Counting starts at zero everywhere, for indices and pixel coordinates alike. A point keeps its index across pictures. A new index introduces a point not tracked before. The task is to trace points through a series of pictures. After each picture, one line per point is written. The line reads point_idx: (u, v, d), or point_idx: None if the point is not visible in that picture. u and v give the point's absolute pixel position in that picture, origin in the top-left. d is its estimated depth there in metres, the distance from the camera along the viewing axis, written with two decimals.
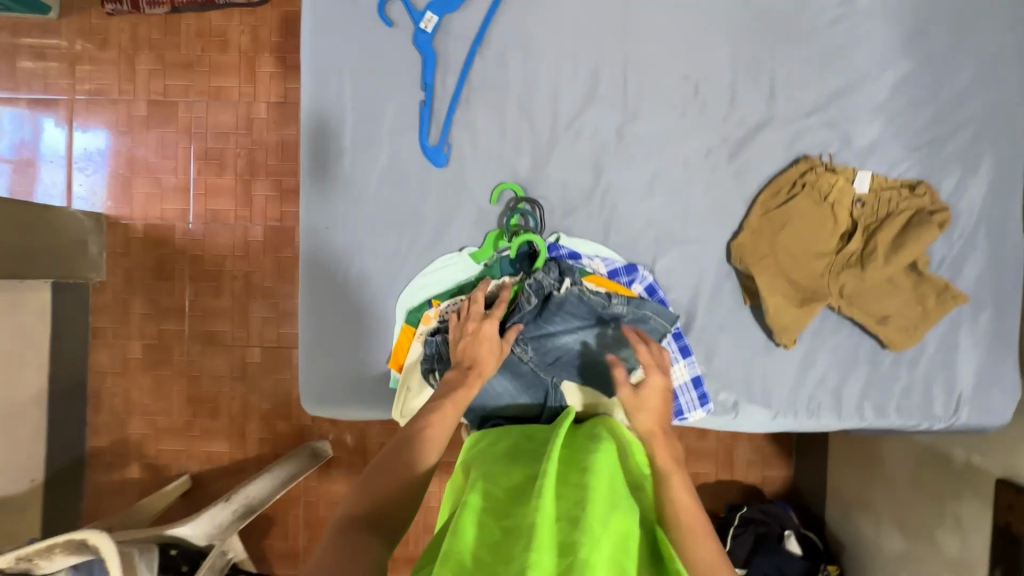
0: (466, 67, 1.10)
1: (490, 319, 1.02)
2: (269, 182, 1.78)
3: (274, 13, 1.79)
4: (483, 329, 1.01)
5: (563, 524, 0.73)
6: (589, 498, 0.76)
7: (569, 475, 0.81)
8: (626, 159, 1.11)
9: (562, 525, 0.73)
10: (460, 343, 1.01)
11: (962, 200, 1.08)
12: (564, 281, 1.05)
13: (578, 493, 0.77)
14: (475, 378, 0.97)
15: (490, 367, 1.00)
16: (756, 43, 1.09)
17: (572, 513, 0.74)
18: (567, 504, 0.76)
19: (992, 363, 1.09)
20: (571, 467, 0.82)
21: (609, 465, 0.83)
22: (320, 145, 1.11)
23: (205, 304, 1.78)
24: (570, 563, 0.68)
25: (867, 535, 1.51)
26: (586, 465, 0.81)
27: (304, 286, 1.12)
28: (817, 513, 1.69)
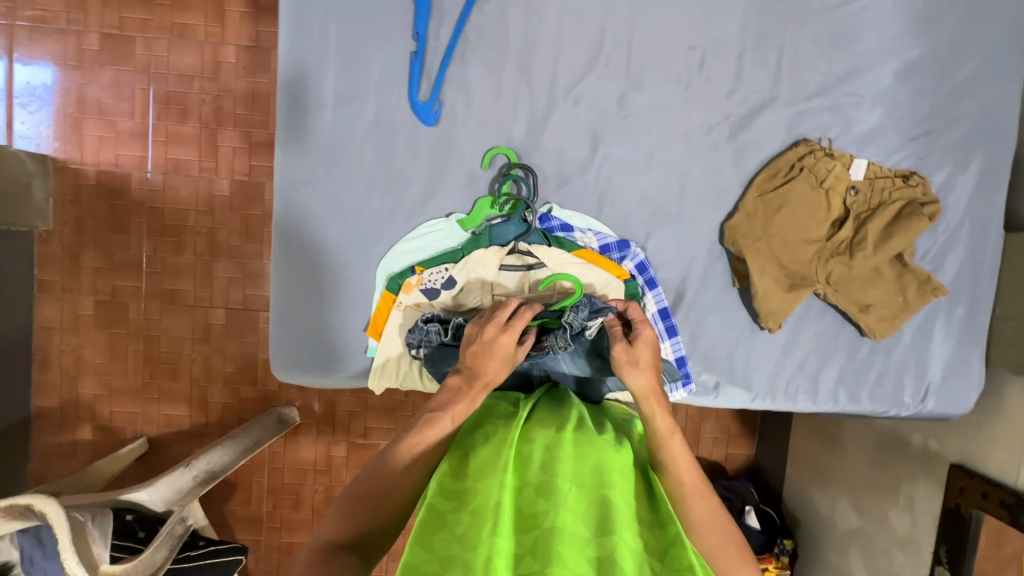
0: (463, 18, 1.02)
1: (511, 330, 0.89)
2: (237, 133, 1.65)
3: None
4: (502, 338, 0.89)
5: (529, 494, 0.73)
6: (553, 462, 0.77)
7: (533, 436, 0.81)
8: (626, 131, 1.06)
9: (529, 494, 0.73)
10: (470, 347, 0.90)
11: (950, 194, 1.09)
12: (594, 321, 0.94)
13: (542, 458, 0.78)
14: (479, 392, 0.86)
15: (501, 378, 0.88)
16: (768, 17, 1.05)
17: (541, 479, 0.75)
18: (533, 470, 0.76)
19: (961, 354, 1.13)
20: (533, 428, 0.83)
21: (572, 420, 0.84)
22: (300, 94, 1.02)
23: (165, 260, 1.67)
24: (537, 536, 0.69)
25: (821, 513, 1.51)
26: (546, 428, 0.82)
27: (277, 247, 1.04)
28: (775, 489, 1.66)
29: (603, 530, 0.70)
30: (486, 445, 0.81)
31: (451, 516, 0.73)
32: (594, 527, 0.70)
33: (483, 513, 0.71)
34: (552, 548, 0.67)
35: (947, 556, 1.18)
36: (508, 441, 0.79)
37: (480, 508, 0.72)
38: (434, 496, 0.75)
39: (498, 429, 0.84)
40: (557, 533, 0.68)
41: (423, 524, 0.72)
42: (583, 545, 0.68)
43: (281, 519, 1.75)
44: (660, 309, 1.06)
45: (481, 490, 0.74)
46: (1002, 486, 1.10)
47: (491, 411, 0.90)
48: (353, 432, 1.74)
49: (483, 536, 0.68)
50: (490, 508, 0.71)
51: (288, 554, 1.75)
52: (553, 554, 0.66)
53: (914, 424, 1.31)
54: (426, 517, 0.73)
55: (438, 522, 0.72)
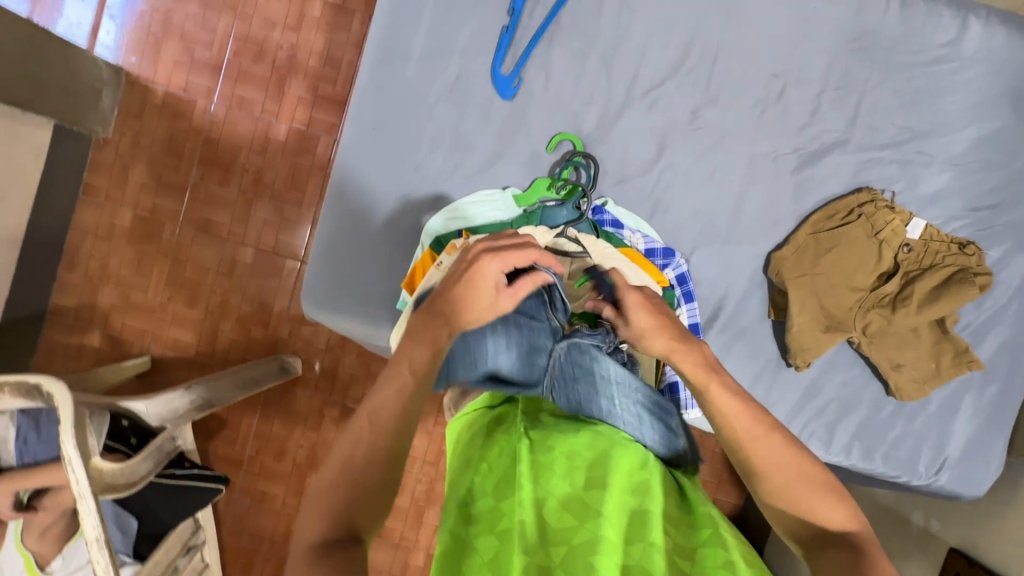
0: (559, 4, 1.05)
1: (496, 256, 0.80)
2: (305, 83, 1.69)
3: None
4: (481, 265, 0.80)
5: (554, 508, 0.69)
6: (573, 471, 0.73)
7: (552, 442, 0.76)
8: (693, 142, 1.07)
9: (553, 509, 0.69)
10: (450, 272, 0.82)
11: (1003, 271, 1.08)
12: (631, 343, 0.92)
13: (563, 467, 0.73)
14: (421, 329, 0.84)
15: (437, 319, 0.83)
16: (854, 62, 1.06)
17: (563, 490, 0.71)
18: (557, 482, 0.72)
19: (984, 435, 1.10)
20: (549, 433, 0.77)
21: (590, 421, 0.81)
22: (387, 44, 1.05)
23: (209, 190, 1.70)
24: (569, 552, 0.65)
25: None
26: (562, 432, 0.78)
27: (332, 186, 1.06)
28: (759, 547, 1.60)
29: (638, 537, 0.67)
30: (500, 455, 0.77)
31: (473, 537, 0.67)
32: (629, 534, 0.68)
33: (509, 532, 0.67)
34: (587, 563, 0.63)
35: None
36: (521, 450, 0.75)
37: (502, 526, 0.67)
38: (454, 521, 0.70)
39: (508, 436, 0.79)
40: (592, 546, 0.65)
41: (446, 555, 0.67)
42: (619, 551, 0.66)
43: (261, 467, 1.73)
44: (691, 324, 1.06)
45: (503, 509, 0.69)
46: None
47: (501, 419, 0.84)
48: (352, 396, 1.74)
49: (513, 557, 0.64)
50: (515, 528, 0.67)
51: (260, 503, 1.73)
52: (589, 565, 0.63)
53: (917, 502, 1.28)
54: (449, 543, 0.68)
55: (461, 547, 0.67)
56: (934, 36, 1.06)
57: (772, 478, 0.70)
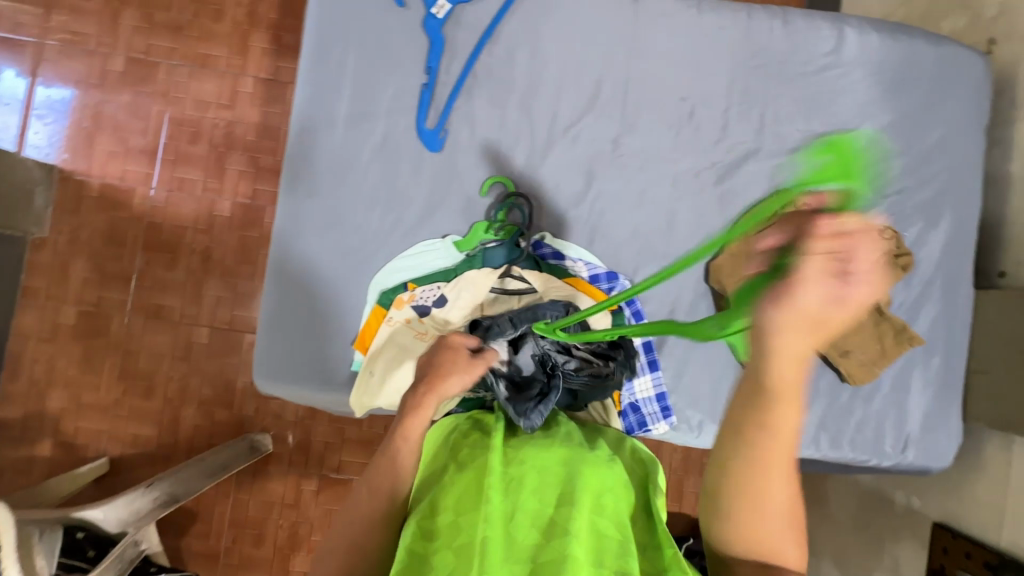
0: (472, 58, 1.11)
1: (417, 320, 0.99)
2: (245, 157, 1.70)
3: None
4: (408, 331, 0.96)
5: (522, 525, 0.69)
6: (543, 487, 0.73)
7: (523, 458, 0.77)
8: (619, 170, 1.12)
9: (520, 522, 0.69)
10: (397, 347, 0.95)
11: (922, 249, 1.15)
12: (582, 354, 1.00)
13: (531, 482, 0.74)
14: (430, 398, 0.83)
15: (452, 387, 0.84)
16: (754, 76, 1.14)
17: (531, 506, 0.71)
18: (525, 496, 0.72)
19: (939, 407, 1.14)
20: (520, 450, 0.78)
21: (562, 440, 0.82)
22: (312, 113, 1.08)
23: (156, 275, 1.67)
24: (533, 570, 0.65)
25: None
26: (534, 450, 0.78)
27: (274, 256, 1.07)
28: None
29: (603, 555, 0.66)
30: (470, 469, 0.77)
31: (435, 557, 0.68)
32: (596, 553, 0.67)
33: (469, 549, 0.67)
34: None
35: None
36: (491, 465, 0.75)
37: (465, 545, 0.67)
38: (413, 540, 0.70)
39: (476, 456, 0.79)
40: (557, 564, 0.64)
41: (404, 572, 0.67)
42: (585, 571, 0.64)
43: (240, 556, 1.63)
44: (644, 343, 1.09)
45: (466, 525, 0.69)
46: (985, 546, 1.11)
47: (469, 439, 0.84)
48: (328, 465, 1.67)
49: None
50: (477, 543, 0.66)
51: None
52: None
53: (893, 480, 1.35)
54: (406, 562, 0.68)
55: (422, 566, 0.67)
56: (818, 47, 1.15)
57: (761, 509, 0.66)
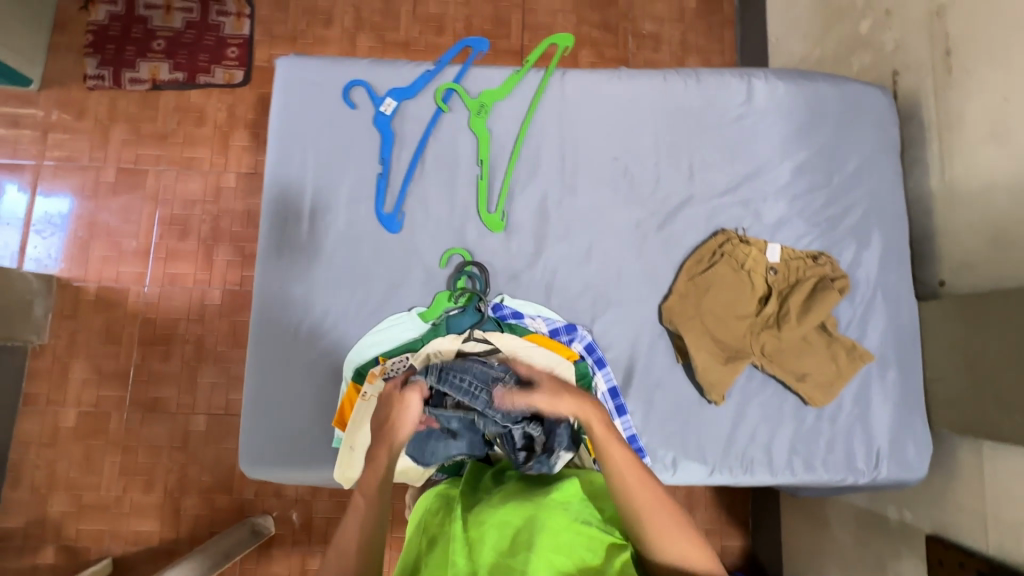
0: (421, 146, 1.22)
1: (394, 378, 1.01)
2: (231, 247, 1.81)
3: (251, 94, 1.91)
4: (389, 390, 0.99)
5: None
6: (504, 541, 0.82)
7: (483, 519, 0.84)
8: (565, 229, 1.21)
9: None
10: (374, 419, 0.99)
11: (859, 269, 1.22)
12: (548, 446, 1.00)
13: (494, 541, 0.82)
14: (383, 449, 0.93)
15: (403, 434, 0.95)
16: (677, 132, 1.26)
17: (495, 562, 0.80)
18: (488, 554, 0.81)
19: (903, 418, 1.17)
20: (480, 511, 0.86)
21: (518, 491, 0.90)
22: (280, 211, 1.18)
23: (152, 369, 1.73)
24: None
25: None
26: (492, 508, 0.86)
27: (252, 345, 1.14)
28: None
29: None
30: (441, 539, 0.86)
31: None
32: None
33: None
34: None
35: None
36: (455, 534, 0.83)
37: None
38: None
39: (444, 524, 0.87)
40: None
41: None
42: None
43: None
44: (610, 388, 1.14)
45: None
46: (974, 554, 1.12)
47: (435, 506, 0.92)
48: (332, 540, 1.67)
49: None
50: None
51: None
52: None
53: (887, 497, 1.36)
54: None
55: None
56: (732, 99, 1.27)
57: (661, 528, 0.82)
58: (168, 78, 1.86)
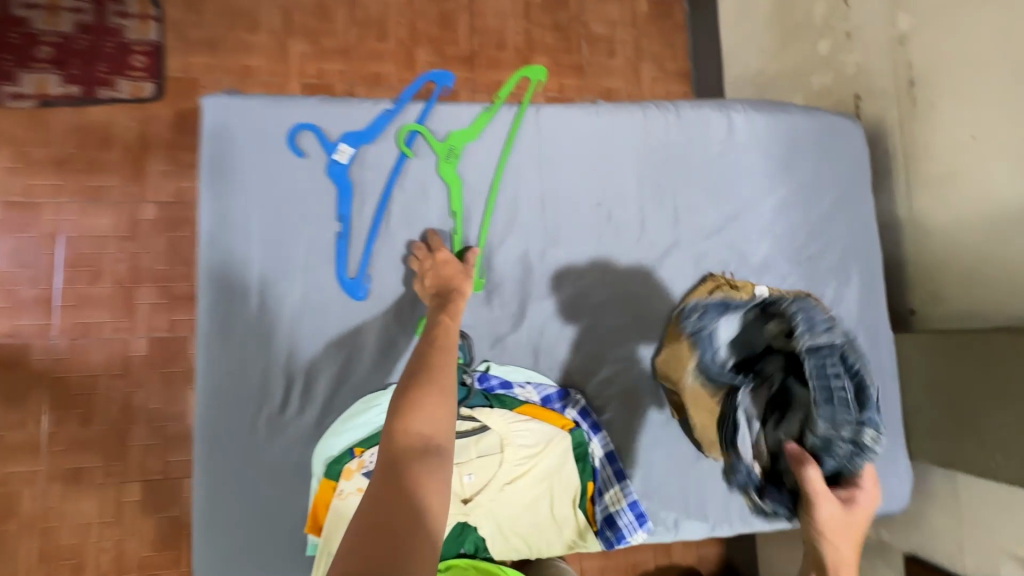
0: (385, 198, 1.08)
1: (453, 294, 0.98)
2: (154, 289, 1.53)
3: (168, 109, 1.59)
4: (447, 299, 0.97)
5: None
6: None
7: None
8: (550, 283, 1.13)
9: None
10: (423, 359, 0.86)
11: (840, 307, 1.23)
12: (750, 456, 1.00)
13: None
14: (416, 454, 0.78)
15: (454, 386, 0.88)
16: (660, 172, 1.19)
17: None
18: None
19: (886, 452, 1.20)
20: None
21: None
22: (223, 283, 1.01)
23: (70, 437, 1.47)
24: None
25: None
26: None
27: (201, 443, 0.98)
28: None
29: None
30: None
31: None
32: None
33: None
34: None
35: None
36: None
37: None
38: None
39: None
40: None
41: None
42: None
43: None
44: (606, 454, 1.09)
45: None
46: None
47: None
48: None
49: None
50: None
51: None
52: None
53: None
54: None
55: None
56: (713, 135, 1.22)
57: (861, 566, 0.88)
58: (59, 92, 1.53)
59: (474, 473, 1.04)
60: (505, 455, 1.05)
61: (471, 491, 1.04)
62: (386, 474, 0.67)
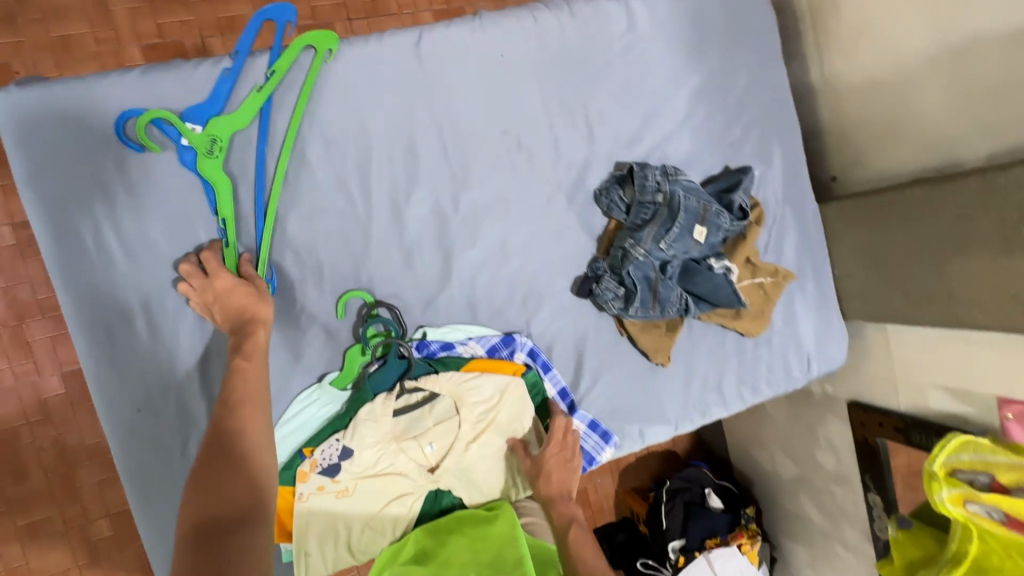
0: (260, 177, 0.92)
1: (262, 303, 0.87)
2: (48, 320, 1.27)
3: None
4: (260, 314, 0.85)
5: None
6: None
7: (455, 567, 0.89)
8: (471, 229, 1.04)
9: None
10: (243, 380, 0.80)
11: (766, 190, 1.21)
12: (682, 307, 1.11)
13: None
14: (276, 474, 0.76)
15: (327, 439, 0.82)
16: (564, 83, 1.08)
17: None
18: None
19: (824, 318, 1.24)
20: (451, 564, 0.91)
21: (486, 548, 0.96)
22: (97, 315, 0.87)
23: (5, 496, 1.25)
24: None
25: (766, 465, 1.72)
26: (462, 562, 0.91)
27: (133, 487, 0.89)
28: (722, 456, 1.87)
29: None
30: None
31: None
32: None
33: None
34: None
35: (873, 483, 1.34)
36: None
37: None
38: None
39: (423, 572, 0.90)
40: None
41: None
42: None
43: None
44: (560, 391, 1.08)
45: None
46: (893, 414, 1.27)
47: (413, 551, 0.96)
48: None
49: None
50: None
51: None
52: None
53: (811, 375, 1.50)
54: None
55: None
56: (612, 29, 1.10)
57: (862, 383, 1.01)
58: None
59: (435, 442, 0.99)
60: (463, 416, 0.99)
61: (436, 459, 0.99)
62: (200, 537, 0.62)
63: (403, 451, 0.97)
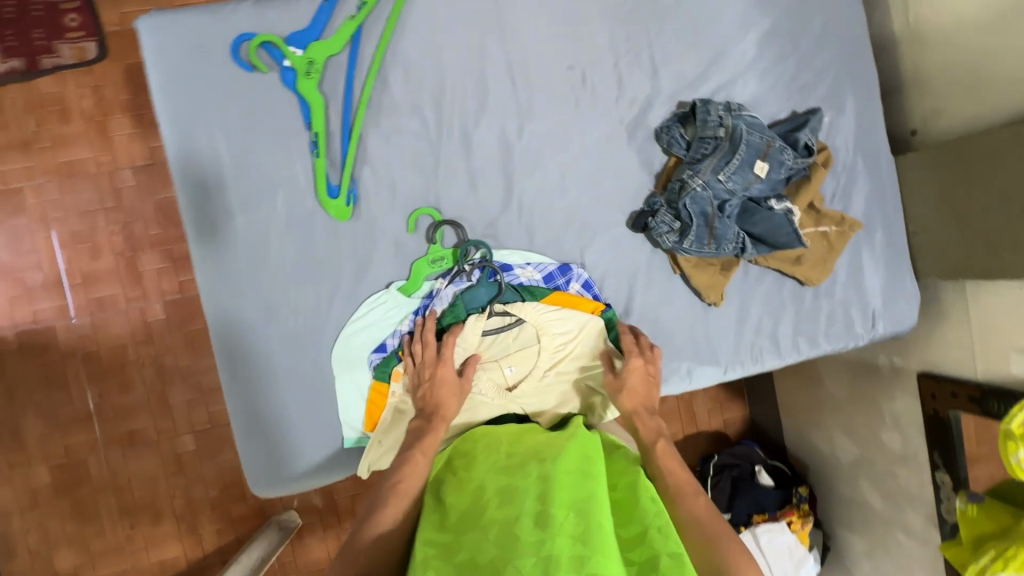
0: (348, 99, 1.04)
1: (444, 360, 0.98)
2: (156, 253, 1.45)
3: (118, 68, 1.46)
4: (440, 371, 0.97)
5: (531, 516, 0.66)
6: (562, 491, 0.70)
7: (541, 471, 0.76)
8: (534, 158, 1.10)
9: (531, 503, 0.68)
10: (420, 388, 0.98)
11: (837, 138, 1.18)
12: (740, 245, 1.11)
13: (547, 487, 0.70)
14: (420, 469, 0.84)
15: (453, 408, 0.95)
16: (631, 24, 1.11)
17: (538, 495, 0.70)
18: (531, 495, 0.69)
19: (893, 273, 1.19)
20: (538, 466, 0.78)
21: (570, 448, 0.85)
22: (207, 211, 1.01)
23: (115, 404, 1.45)
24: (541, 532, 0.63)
25: (823, 448, 1.63)
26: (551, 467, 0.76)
27: (225, 363, 1.02)
28: (776, 440, 1.79)
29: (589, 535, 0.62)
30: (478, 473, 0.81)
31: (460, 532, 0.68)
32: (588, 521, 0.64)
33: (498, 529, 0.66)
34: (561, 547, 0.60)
35: (942, 458, 1.24)
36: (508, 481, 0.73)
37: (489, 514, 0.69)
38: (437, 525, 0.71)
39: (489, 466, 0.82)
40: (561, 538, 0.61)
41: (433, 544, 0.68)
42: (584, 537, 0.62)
43: None
44: None
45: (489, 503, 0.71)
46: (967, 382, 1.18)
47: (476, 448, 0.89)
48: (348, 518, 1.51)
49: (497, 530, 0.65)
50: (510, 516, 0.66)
51: None
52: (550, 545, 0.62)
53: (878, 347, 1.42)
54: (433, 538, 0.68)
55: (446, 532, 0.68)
56: None
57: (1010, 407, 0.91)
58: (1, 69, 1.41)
59: (515, 365, 1.04)
60: (543, 344, 1.04)
61: (514, 381, 1.03)
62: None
63: (484, 369, 1.03)
